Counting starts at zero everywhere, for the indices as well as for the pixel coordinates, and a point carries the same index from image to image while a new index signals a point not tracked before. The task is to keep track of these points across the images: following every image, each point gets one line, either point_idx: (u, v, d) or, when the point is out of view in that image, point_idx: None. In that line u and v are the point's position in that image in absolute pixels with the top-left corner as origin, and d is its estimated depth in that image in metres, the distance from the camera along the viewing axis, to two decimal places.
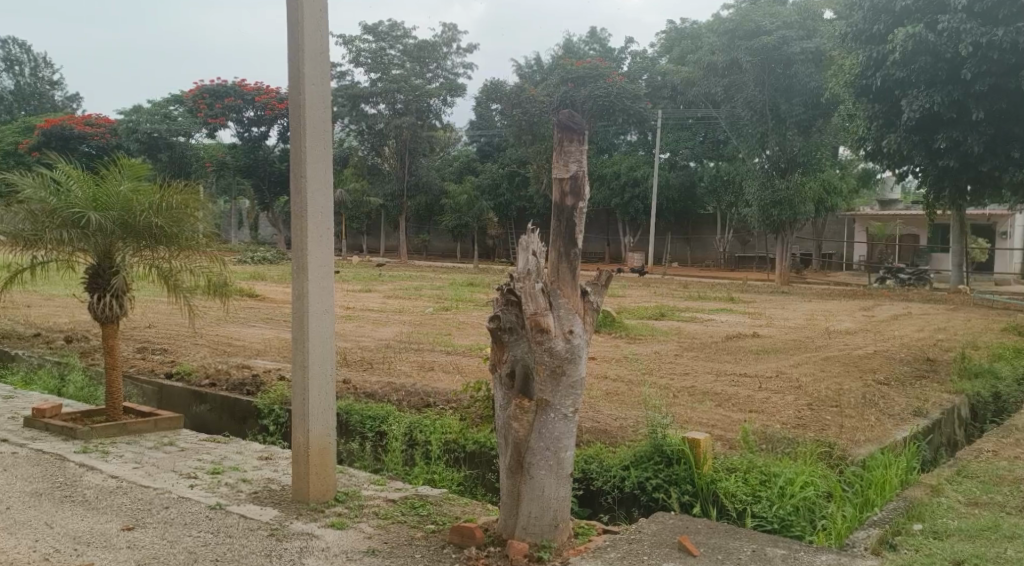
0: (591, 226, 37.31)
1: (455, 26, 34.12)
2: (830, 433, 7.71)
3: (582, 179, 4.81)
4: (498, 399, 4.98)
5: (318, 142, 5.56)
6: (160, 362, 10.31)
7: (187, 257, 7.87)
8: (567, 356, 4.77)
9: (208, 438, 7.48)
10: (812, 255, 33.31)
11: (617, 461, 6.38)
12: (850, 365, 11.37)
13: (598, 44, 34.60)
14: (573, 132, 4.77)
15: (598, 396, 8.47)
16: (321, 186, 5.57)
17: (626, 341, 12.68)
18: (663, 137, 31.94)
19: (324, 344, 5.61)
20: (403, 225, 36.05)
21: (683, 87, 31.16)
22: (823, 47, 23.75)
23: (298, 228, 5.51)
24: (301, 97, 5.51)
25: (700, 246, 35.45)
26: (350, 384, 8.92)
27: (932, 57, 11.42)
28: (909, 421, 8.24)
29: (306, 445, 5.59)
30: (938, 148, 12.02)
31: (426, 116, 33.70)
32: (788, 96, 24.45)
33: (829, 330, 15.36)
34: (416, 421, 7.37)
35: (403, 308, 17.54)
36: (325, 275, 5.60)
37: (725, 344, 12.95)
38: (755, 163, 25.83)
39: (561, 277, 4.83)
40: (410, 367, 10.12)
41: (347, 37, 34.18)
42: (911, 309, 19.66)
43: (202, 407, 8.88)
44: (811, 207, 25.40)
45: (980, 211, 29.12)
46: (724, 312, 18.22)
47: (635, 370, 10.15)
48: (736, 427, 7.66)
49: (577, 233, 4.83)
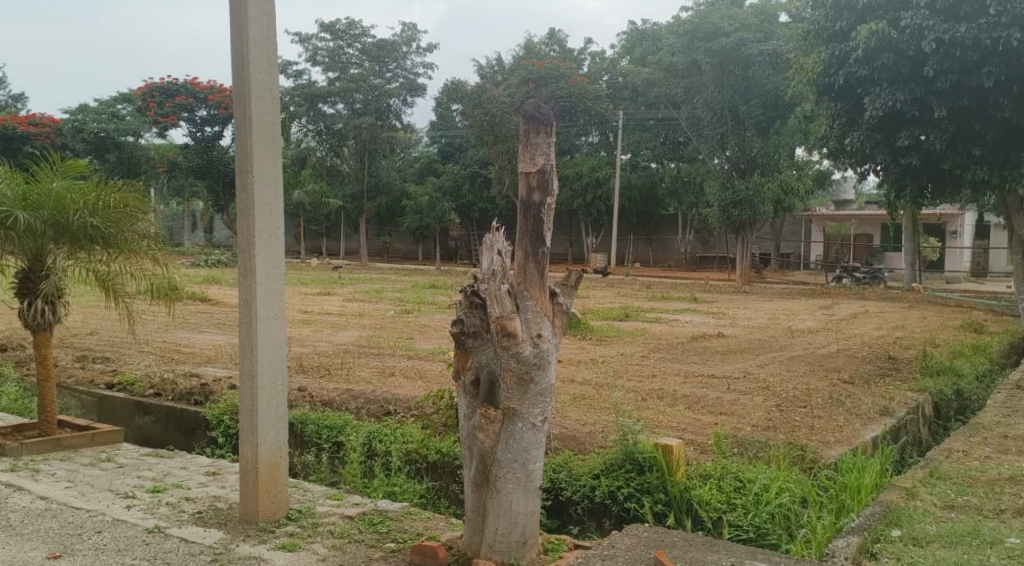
0: (553, 227, 37.11)
1: (415, 26, 33.66)
2: (799, 434, 7.50)
3: (549, 173, 4.52)
4: (461, 409, 4.68)
5: (266, 135, 5.23)
6: (103, 371, 9.90)
7: (128, 260, 7.53)
8: (536, 361, 4.48)
9: (150, 454, 7.18)
10: (771, 255, 33.45)
11: (587, 469, 6.10)
12: (814, 364, 11.23)
13: (557, 45, 34.38)
14: (540, 123, 4.49)
15: (565, 400, 8.21)
16: (270, 183, 5.24)
17: (590, 343, 12.46)
18: (624, 138, 31.84)
19: (275, 352, 5.29)
20: (363, 227, 35.59)
21: (643, 89, 31.02)
22: (781, 48, 23.72)
23: (244, 227, 5.17)
24: (245, 86, 5.17)
25: (661, 246, 35.40)
26: (305, 391, 8.57)
27: (894, 55, 11.28)
28: (877, 421, 8.08)
29: (255, 461, 5.28)
30: (900, 146, 11.97)
31: (385, 116, 33.26)
32: (747, 98, 24.31)
33: (791, 329, 15.27)
34: (375, 430, 7.07)
35: (362, 311, 17.19)
36: (276, 278, 5.28)
37: (689, 345, 12.80)
38: (714, 164, 25.80)
39: (528, 277, 4.54)
40: (368, 372, 9.79)
41: (303, 36, 33.60)
42: (870, 307, 19.69)
43: (146, 418, 8.58)
44: (770, 208, 25.42)
45: (934, 210, 29.41)
46: (689, 312, 18.07)
47: (601, 372, 9.91)
48: (706, 430, 7.43)
49: (545, 231, 4.55)
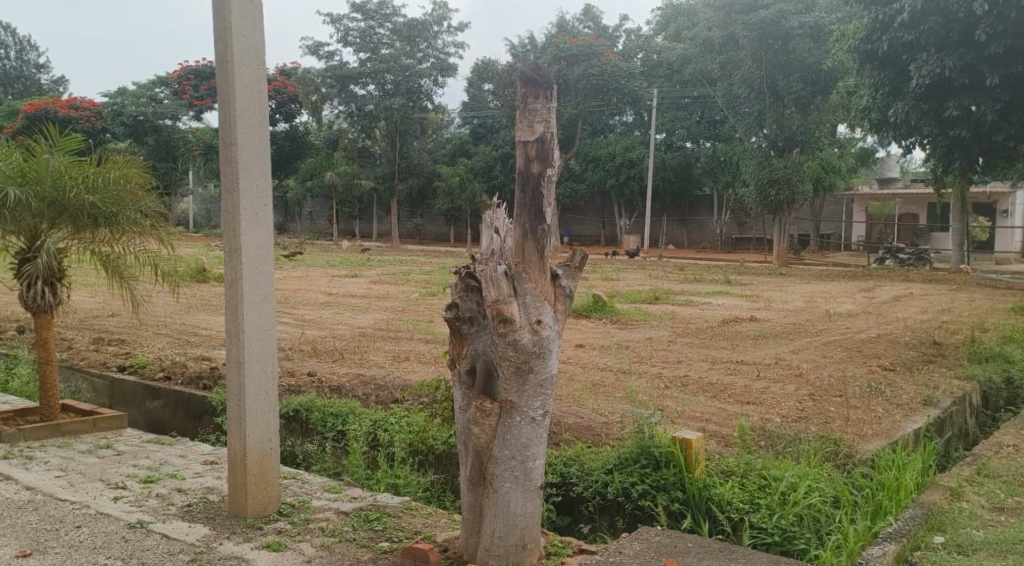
0: (586, 208, 36.55)
1: (446, 4, 33.10)
2: (834, 427, 7.02)
3: (550, 142, 4.12)
4: (457, 401, 4.32)
5: (250, 104, 4.89)
6: (115, 354, 9.66)
7: (131, 240, 7.24)
8: (535, 350, 4.10)
9: (152, 440, 6.89)
10: (811, 236, 32.63)
11: (600, 463, 5.69)
12: (853, 350, 10.69)
13: (592, 22, 33.74)
14: (540, 86, 4.08)
15: (584, 388, 7.79)
16: (256, 155, 4.92)
17: (616, 327, 12.03)
18: (659, 117, 31.14)
19: (264, 336, 4.96)
20: (394, 209, 35.26)
21: (679, 66, 30.30)
22: (823, 20, 22.91)
23: (229, 204, 4.84)
24: (227, 50, 4.81)
25: (696, 228, 34.71)
26: (315, 377, 8.27)
27: (942, 18, 10.70)
28: (919, 411, 7.58)
29: (242, 455, 4.96)
30: (948, 117, 11.39)
31: (417, 97, 32.87)
32: (786, 73, 23.56)
33: (829, 313, 14.70)
34: (381, 419, 6.71)
35: (387, 293, 16.88)
36: (263, 257, 4.93)
37: (721, 329, 12.32)
38: (752, 142, 25.09)
39: (527, 259, 4.15)
40: (383, 357, 9.45)
41: (334, 16, 33.18)
42: (912, 289, 18.99)
43: (155, 403, 8.29)
44: (811, 188, 24.72)
45: (982, 188, 28.40)
46: (721, 295, 17.53)
47: (626, 358, 9.49)
48: (731, 422, 6.99)
49: (545, 207, 4.14)
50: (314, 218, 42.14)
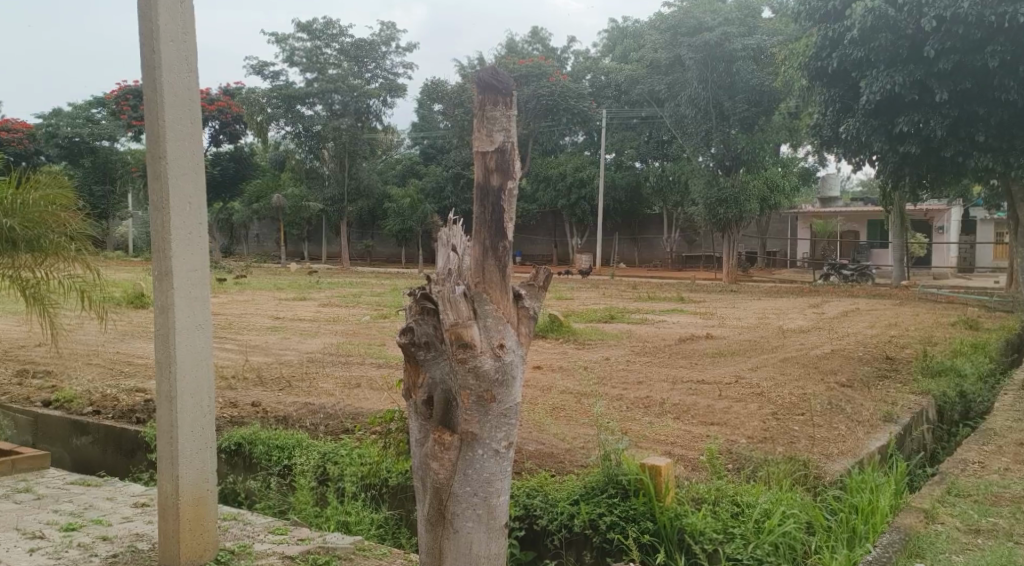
0: (537, 228, 36.41)
1: (394, 24, 32.77)
2: (800, 447, 6.81)
3: (510, 153, 3.84)
4: (412, 434, 4.01)
5: (181, 115, 4.62)
6: (40, 388, 9.11)
7: (55, 265, 6.82)
8: (498, 378, 3.81)
9: (77, 482, 6.48)
10: (757, 253, 32.86)
11: (565, 494, 5.39)
12: (809, 367, 10.55)
13: (540, 44, 33.68)
14: (499, 92, 3.83)
15: (541, 413, 7.50)
16: (188, 169, 4.64)
17: (573, 347, 11.79)
18: (608, 137, 31.08)
19: (199, 367, 4.69)
20: (343, 231, 34.81)
21: (627, 87, 29.92)
22: (766, 42, 23.08)
23: (159, 223, 4.57)
24: (155, 57, 4.54)
25: (647, 247, 34.75)
26: (259, 407, 7.85)
27: (891, 34, 10.71)
28: (881, 428, 7.41)
29: (176, 498, 4.67)
30: (898, 133, 11.38)
31: (366, 117, 32.60)
32: (731, 93, 23.74)
33: (782, 329, 14.63)
34: (330, 451, 6.35)
35: (337, 316, 16.46)
36: (197, 281, 4.66)
37: (677, 347, 12.12)
38: (699, 161, 25.17)
39: (488, 278, 3.86)
40: (332, 384, 9.03)
41: (280, 36, 32.67)
42: (859, 304, 19.11)
43: (83, 439, 7.83)
44: (758, 207, 24.81)
45: (919, 206, 28.87)
46: (675, 312, 17.40)
47: (583, 379, 9.22)
48: (697, 444, 6.75)
49: (505, 222, 3.86)
50: (261, 240, 41.39)
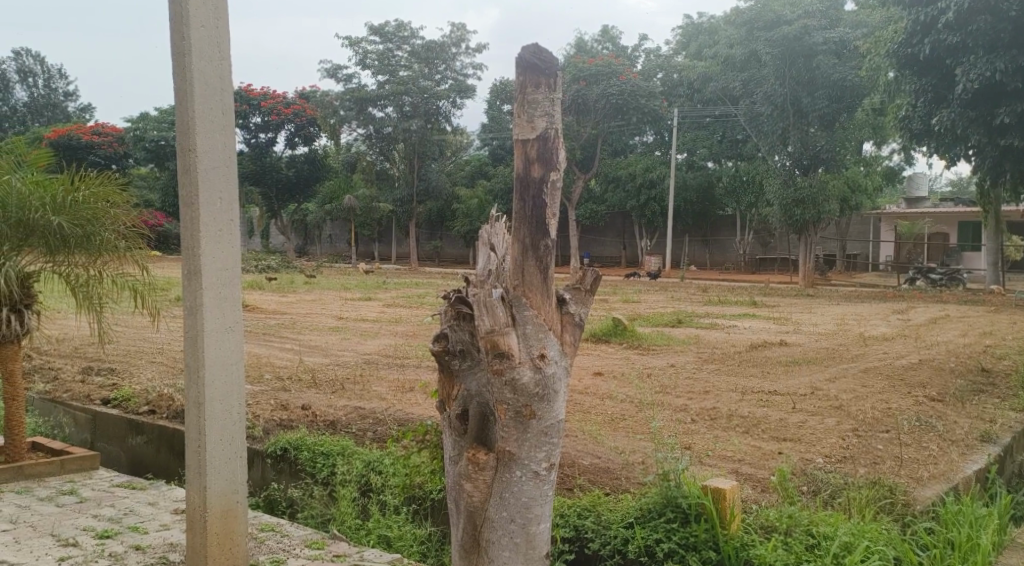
0: (607, 229, 35.83)
1: (465, 25, 32.49)
2: (884, 468, 6.27)
3: (553, 140, 3.53)
4: (446, 452, 3.76)
5: (212, 104, 4.30)
6: (101, 385, 8.99)
7: (108, 263, 6.67)
8: (537, 392, 3.49)
9: (122, 484, 6.28)
10: (837, 256, 31.74)
11: (621, 515, 4.99)
12: (894, 379, 9.87)
13: (611, 42, 33.09)
14: (542, 74, 3.50)
15: (602, 423, 7.07)
16: (219, 162, 4.33)
17: (637, 353, 11.33)
18: (680, 137, 30.32)
19: (230, 373, 4.40)
20: (413, 232, 34.75)
21: (700, 85, 29.48)
22: (848, 36, 22.12)
23: (187, 220, 4.28)
24: (184, 42, 4.23)
25: (719, 248, 33.93)
26: (310, 410, 7.58)
27: (992, 17, 10.15)
28: (977, 449, 6.80)
29: (203, 510, 4.39)
30: (1000, 125, 10.54)
31: (435, 118, 32.27)
32: (811, 90, 22.72)
33: (863, 336, 13.88)
34: (376, 460, 6.02)
35: (400, 317, 16.26)
36: (229, 281, 4.37)
37: (750, 354, 11.53)
38: (776, 161, 24.33)
39: (528, 282, 3.54)
40: (386, 388, 8.73)
41: (353, 38, 32.68)
42: (948, 311, 18.15)
43: (138, 439, 7.63)
44: (837, 208, 23.89)
45: (1013, 207, 27.39)
46: (747, 317, 16.73)
47: (648, 388, 8.76)
48: (770, 462, 6.28)
49: (547, 219, 3.54)
50: (333, 240, 41.72)
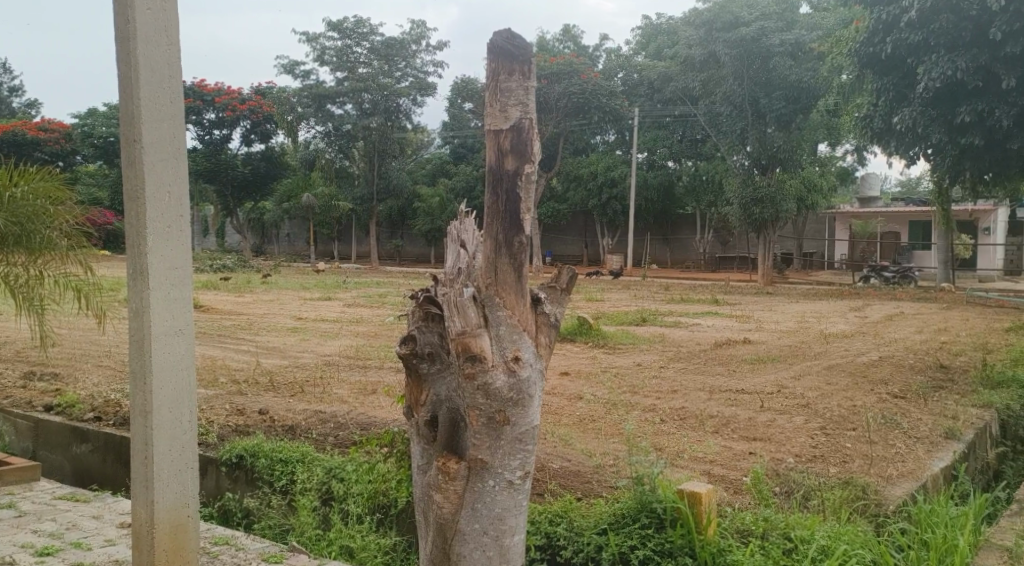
0: (568, 227, 35.80)
1: (424, 23, 32.15)
2: (854, 467, 6.18)
3: (526, 132, 3.49)
4: (415, 460, 3.71)
5: (160, 92, 4.06)
6: (45, 391, 8.63)
7: (49, 262, 6.37)
8: (511, 397, 3.47)
9: (64, 497, 5.99)
10: (794, 254, 32.07)
11: (594, 521, 4.83)
12: (857, 376, 9.85)
13: (572, 42, 33.03)
14: (515, 60, 3.47)
15: (569, 425, 6.92)
16: (167, 155, 4.09)
17: (602, 352, 11.21)
18: (640, 136, 30.34)
19: (180, 379, 4.16)
20: (373, 231, 34.42)
21: (660, 84, 29.44)
22: (805, 37, 22.22)
23: (133, 215, 4.03)
24: (129, 25, 3.98)
25: (680, 247, 34.06)
26: (266, 415, 7.33)
27: (954, 15, 9.96)
28: (943, 446, 6.75)
29: (151, 526, 4.15)
30: (960, 123, 10.53)
31: (395, 116, 31.98)
32: (768, 90, 22.78)
33: (824, 334, 13.91)
34: (337, 466, 5.79)
35: (360, 317, 16.00)
36: (178, 281, 4.13)
37: (714, 353, 11.46)
38: (734, 161, 24.39)
39: (501, 280, 3.53)
40: (347, 390, 8.49)
41: (310, 35, 32.22)
42: (904, 308, 18.32)
43: (84, 448, 7.31)
44: (795, 207, 24.05)
45: (964, 206, 27.82)
46: (709, 315, 16.70)
47: (615, 387, 8.62)
48: (741, 463, 6.16)
49: (521, 215, 3.51)
50: (291, 239, 41.25)
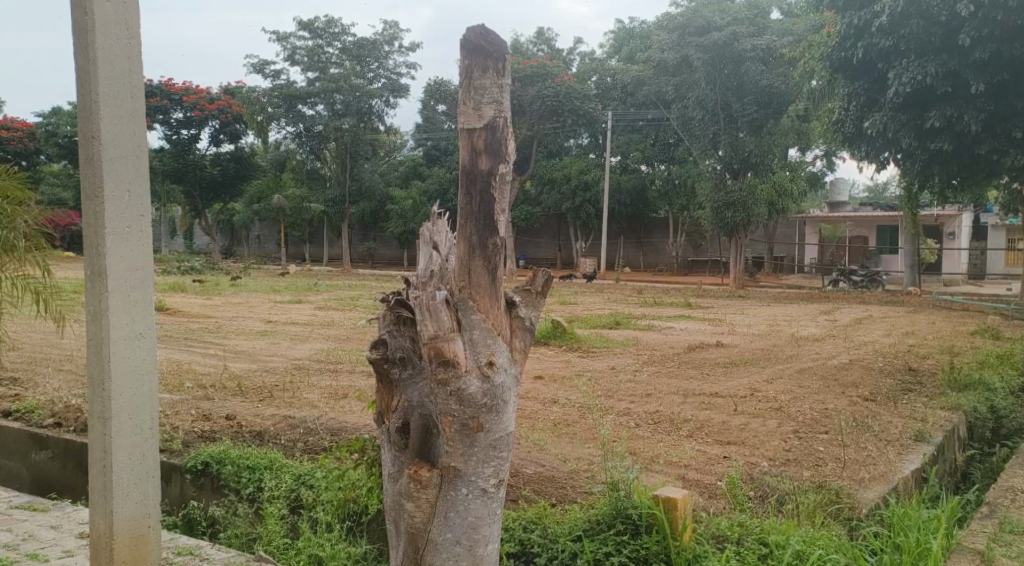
0: (541, 230, 35.78)
1: (397, 24, 31.99)
2: (826, 471, 6.16)
3: (501, 132, 3.47)
4: (385, 468, 3.66)
5: (119, 87, 3.95)
6: (3, 397, 8.42)
7: (6, 263, 6.19)
8: (485, 403, 3.43)
9: (21, 506, 5.83)
10: (765, 258, 32.27)
11: (569, 527, 4.75)
12: (829, 379, 9.86)
13: (546, 45, 33.01)
14: (489, 58, 3.46)
15: (542, 429, 6.85)
16: (127, 152, 3.98)
17: (576, 355, 11.17)
18: (613, 139, 30.37)
19: (140, 384, 4.05)
20: (345, 233, 34.19)
21: (633, 88, 29.50)
22: (776, 43, 22.33)
23: (91, 214, 3.91)
24: (87, 17, 3.86)
25: (652, 250, 34.13)
26: (234, 420, 7.20)
27: (923, 20, 9.97)
28: (914, 448, 6.75)
29: (109, 536, 4.02)
30: (929, 128, 10.56)
31: (368, 118, 31.82)
32: (739, 95, 22.87)
33: (795, 337, 13.96)
34: (305, 474, 5.68)
35: (331, 320, 15.85)
36: (138, 283, 4.02)
37: (687, 356, 11.44)
38: (705, 165, 24.48)
39: (475, 283, 3.50)
40: (317, 395, 8.36)
41: (281, 35, 31.95)
42: (872, 311, 18.45)
43: (43, 454, 7.13)
44: (766, 211, 24.17)
45: (930, 210, 28.10)
46: (682, 318, 16.71)
47: (588, 391, 8.57)
48: (715, 468, 6.11)
49: (496, 216, 3.50)
50: (262, 241, 40.92)
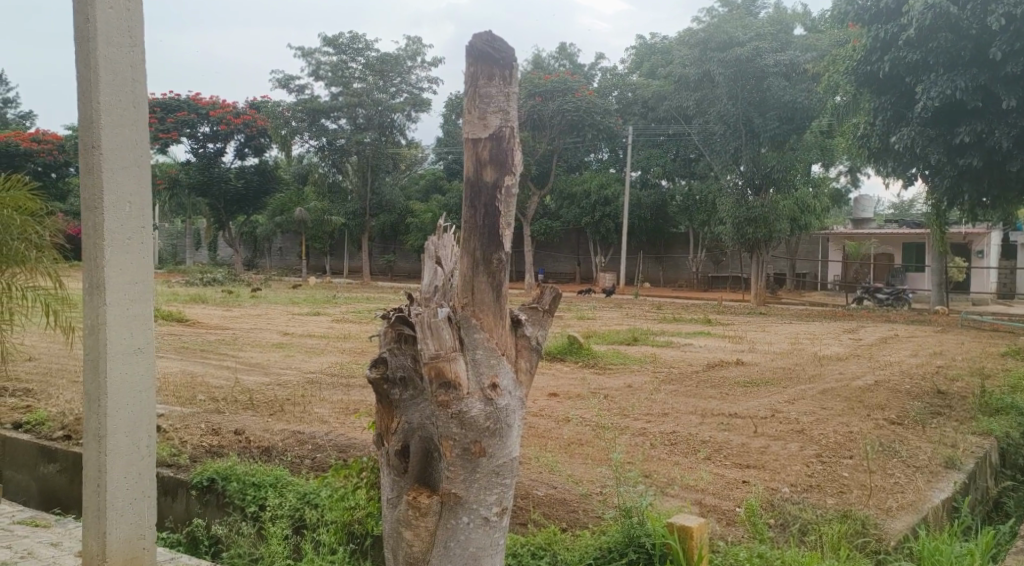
0: (560, 245, 35.60)
1: (420, 39, 32.02)
2: (851, 498, 5.95)
3: (507, 144, 3.41)
4: (384, 492, 3.58)
5: (121, 94, 3.85)
6: (14, 408, 8.34)
7: (18, 275, 6.21)
8: (487, 426, 3.36)
9: (23, 521, 5.72)
10: (787, 275, 31.95)
11: (579, 553, 4.58)
12: (852, 400, 9.61)
13: (568, 60, 32.91)
14: (496, 66, 3.41)
15: (557, 450, 6.67)
16: (128, 161, 3.88)
17: (593, 372, 10.96)
18: (634, 155, 30.21)
19: (138, 401, 3.93)
20: (364, 245, 34.16)
21: (654, 103, 29.36)
22: (799, 59, 22.06)
23: (90, 225, 3.80)
24: (88, 24, 3.76)
25: (672, 265, 33.87)
26: (242, 435, 7.07)
27: (953, 34, 9.77)
28: (942, 476, 6.52)
29: (102, 557, 3.90)
30: (958, 144, 10.35)
31: (389, 131, 31.84)
32: (762, 111, 22.60)
33: (818, 356, 13.69)
34: (311, 492, 5.55)
35: (348, 333, 15.74)
36: (137, 296, 3.91)
37: (706, 374, 11.22)
38: (727, 181, 24.26)
39: (479, 301, 3.44)
40: (328, 411, 8.21)
41: (305, 49, 32.06)
42: (897, 331, 18.14)
43: (51, 467, 7.04)
44: (788, 227, 23.91)
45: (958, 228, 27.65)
46: (702, 335, 16.46)
47: (604, 410, 8.37)
48: (733, 492, 5.91)
49: (500, 231, 3.43)
50: (282, 253, 40.99)
